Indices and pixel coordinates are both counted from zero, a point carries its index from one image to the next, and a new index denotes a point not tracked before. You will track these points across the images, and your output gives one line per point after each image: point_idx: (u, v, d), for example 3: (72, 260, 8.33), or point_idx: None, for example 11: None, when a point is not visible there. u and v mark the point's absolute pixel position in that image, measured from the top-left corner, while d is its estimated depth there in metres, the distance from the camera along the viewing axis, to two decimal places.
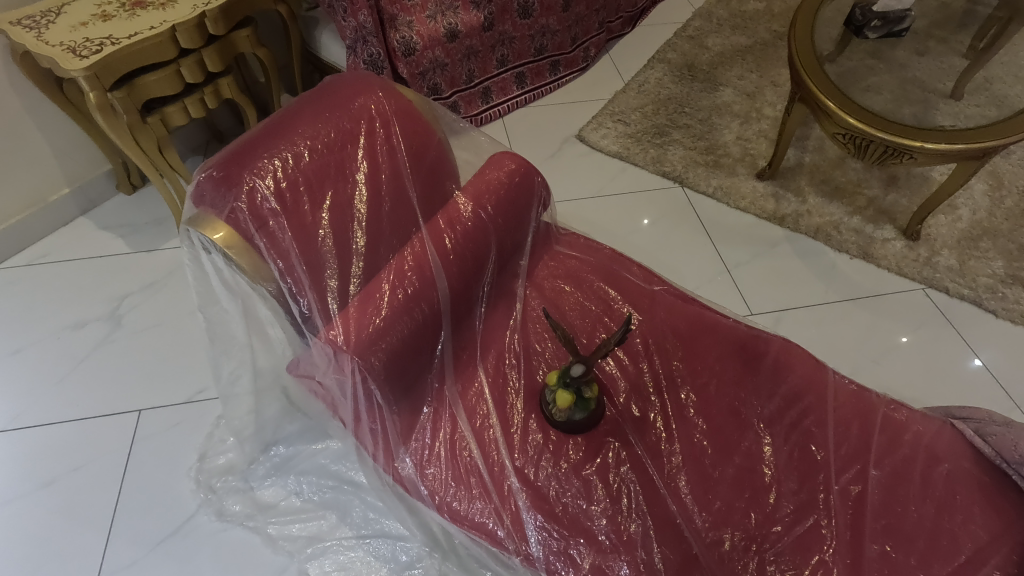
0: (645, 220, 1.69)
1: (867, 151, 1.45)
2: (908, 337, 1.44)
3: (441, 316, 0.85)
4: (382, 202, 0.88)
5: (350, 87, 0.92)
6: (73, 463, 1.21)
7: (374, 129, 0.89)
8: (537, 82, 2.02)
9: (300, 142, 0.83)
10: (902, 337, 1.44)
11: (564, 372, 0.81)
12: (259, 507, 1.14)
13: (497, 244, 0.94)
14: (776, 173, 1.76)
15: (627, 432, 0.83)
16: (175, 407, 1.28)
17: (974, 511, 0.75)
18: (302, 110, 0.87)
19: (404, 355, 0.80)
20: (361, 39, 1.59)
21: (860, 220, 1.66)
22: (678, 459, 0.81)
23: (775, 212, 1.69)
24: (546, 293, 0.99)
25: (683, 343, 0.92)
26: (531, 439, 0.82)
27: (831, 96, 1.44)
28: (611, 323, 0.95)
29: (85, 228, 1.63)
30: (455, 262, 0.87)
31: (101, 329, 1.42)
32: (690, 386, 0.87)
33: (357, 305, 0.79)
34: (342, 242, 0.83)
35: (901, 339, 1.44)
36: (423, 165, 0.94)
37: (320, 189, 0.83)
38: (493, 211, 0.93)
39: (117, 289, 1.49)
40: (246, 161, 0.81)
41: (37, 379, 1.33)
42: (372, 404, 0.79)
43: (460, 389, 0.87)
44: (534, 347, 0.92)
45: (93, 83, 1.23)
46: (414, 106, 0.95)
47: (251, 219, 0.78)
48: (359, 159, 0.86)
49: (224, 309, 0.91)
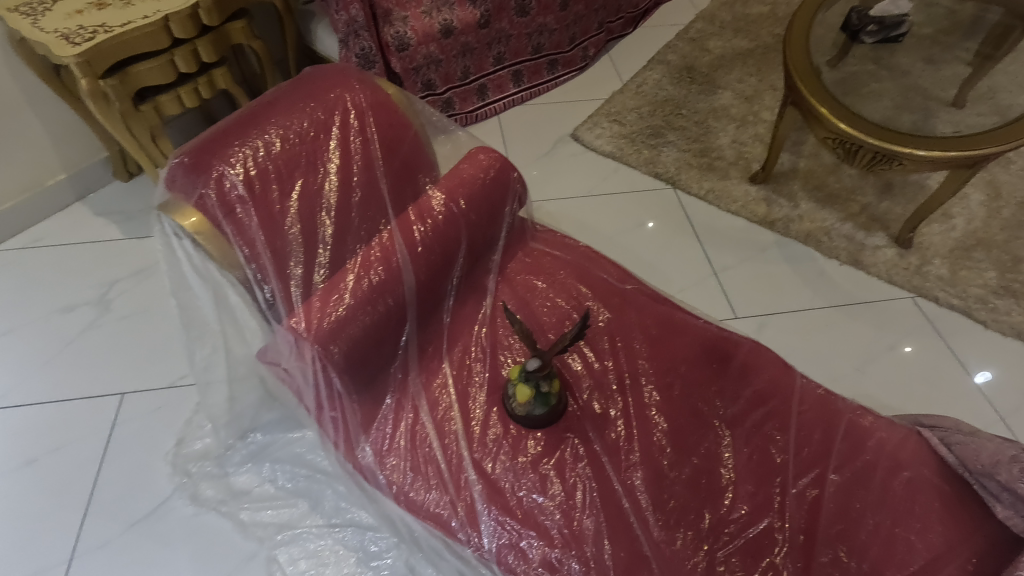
0: (648, 222, 1.68)
1: (857, 156, 1.43)
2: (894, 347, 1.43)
3: (407, 308, 0.86)
4: (353, 193, 0.88)
5: (327, 78, 0.93)
6: (53, 443, 1.22)
7: (348, 120, 0.89)
8: (534, 80, 2.02)
9: (272, 131, 0.84)
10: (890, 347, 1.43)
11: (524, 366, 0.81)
12: (233, 493, 1.16)
13: (469, 239, 0.94)
14: (769, 177, 1.75)
15: (588, 429, 0.83)
16: (157, 392, 1.30)
17: (932, 519, 0.74)
18: (278, 100, 0.88)
19: (366, 345, 0.81)
20: (353, 33, 1.60)
21: (852, 226, 1.65)
22: (637, 457, 0.81)
23: (766, 217, 1.68)
24: (518, 289, 0.99)
25: (650, 343, 0.92)
26: (491, 432, 0.82)
27: (822, 100, 1.43)
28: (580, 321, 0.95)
29: (81, 213, 1.65)
30: (424, 255, 0.88)
31: (90, 314, 1.44)
32: (654, 385, 0.87)
33: (321, 294, 0.80)
34: (310, 231, 0.84)
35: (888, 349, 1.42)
36: (398, 158, 0.94)
37: (290, 178, 0.83)
38: (465, 205, 0.93)
39: (108, 274, 1.51)
40: (218, 148, 0.82)
41: (24, 360, 1.35)
42: (333, 392, 0.80)
43: (424, 380, 0.87)
44: (502, 342, 0.93)
45: (85, 70, 1.25)
46: (391, 99, 0.96)
47: (219, 206, 0.79)
48: (331, 150, 0.87)
49: (196, 295, 0.92)
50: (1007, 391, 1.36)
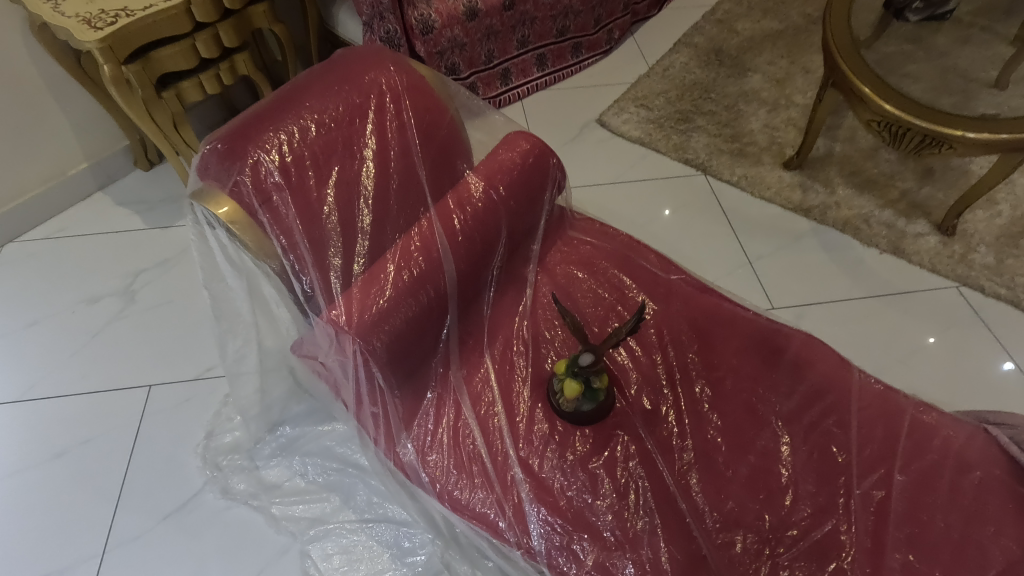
0: (665, 210, 1.64)
1: (903, 141, 1.37)
2: (933, 338, 1.38)
3: (447, 299, 0.83)
4: (390, 180, 0.85)
5: (361, 61, 0.89)
6: (83, 435, 1.21)
7: (384, 104, 0.86)
8: (558, 64, 1.97)
9: (307, 114, 0.81)
10: (929, 336, 1.38)
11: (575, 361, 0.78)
12: (263, 486, 1.14)
13: (508, 227, 0.91)
14: (804, 162, 1.69)
15: (637, 425, 0.80)
16: (184, 384, 1.28)
17: (1007, 523, 0.70)
18: (312, 83, 0.85)
19: (407, 338, 0.78)
20: (377, 15, 1.54)
21: (892, 214, 1.59)
22: (690, 454, 0.77)
23: (801, 203, 1.62)
24: (558, 279, 0.95)
25: (699, 335, 0.88)
26: (537, 429, 0.80)
27: (867, 81, 1.37)
28: (624, 312, 0.92)
29: (103, 203, 1.63)
30: (464, 244, 0.85)
31: (116, 304, 1.42)
32: (704, 379, 0.84)
33: (361, 285, 0.77)
34: (348, 219, 0.81)
35: (928, 338, 1.38)
36: (434, 143, 0.91)
37: (326, 164, 0.80)
38: (505, 192, 0.90)
39: (132, 264, 1.50)
40: (252, 133, 0.79)
41: (51, 352, 1.33)
42: (374, 387, 0.77)
43: (465, 375, 0.84)
44: (544, 335, 0.89)
45: (107, 56, 1.22)
46: (426, 82, 0.92)
47: (255, 193, 0.76)
48: (367, 135, 0.84)
49: (229, 287, 0.89)
50: None
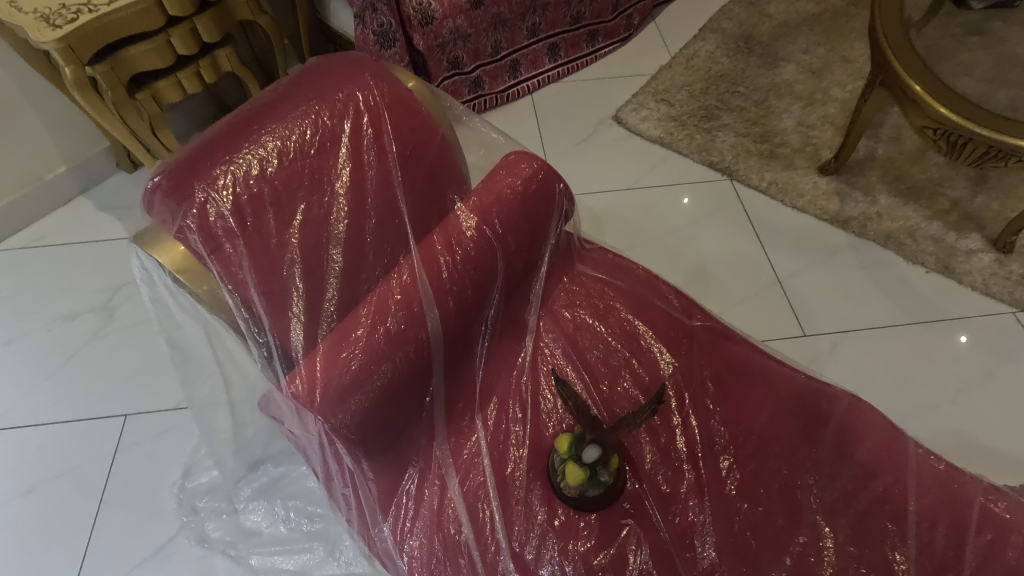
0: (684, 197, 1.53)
1: (962, 151, 1.20)
2: (964, 335, 1.28)
3: (432, 360, 0.71)
4: (367, 218, 0.72)
5: (335, 74, 0.77)
6: (54, 470, 1.13)
7: (360, 127, 0.74)
8: (571, 54, 1.81)
9: (268, 141, 0.69)
10: (959, 333, 1.28)
11: (578, 443, 0.67)
12: (242, 534, 1.05)
13: (506, 267, 0.78)
14: (842, 167, 1.53)
15: (652, 512, 0.68)
16: (162, 414, 1.19)
17: None
18: (276, 103, 0.73)
19: (384, 411, 0.66)
20: (370, 7, 1.41)
21: (941, 226, 1.43)
22: (712, 551, 0.66)
23: (839, 214, 1.46)
24: (563, 326, 0.83)
25: (727, 400, 0.75)
26: (534, 515, 0.69)
27: (922, 80, 1.20)
28: (640, 368, 0.79)
29: (84, 209, 1.53)
30: (453, 292, 0.72)
31: (94, 321, 1.33)
32: (732, 455, 0.71)
33: (328, 349, 0.65)
34: (314, 269, 0.68)
35: (958, 335, 1.28)
36: (420, 170, 0.78)
37: (289, 203, 0.68)
38: (502, 228, 0.77)
39: (111, 277, 1.40)
40: (203, 166, 0.67)
41: (23, 376, 1.24)
42: (344, 466, 0.66)
43: (452, 446, 0.73)
44: (545, 396, 0.77)
45: (68, 57, 1.11)
46: (411, 96, 0.79)
47: (203, 240, 0.65)
48: (339, 163, 0.72)
49: (187, 335, 0.78)
50: None
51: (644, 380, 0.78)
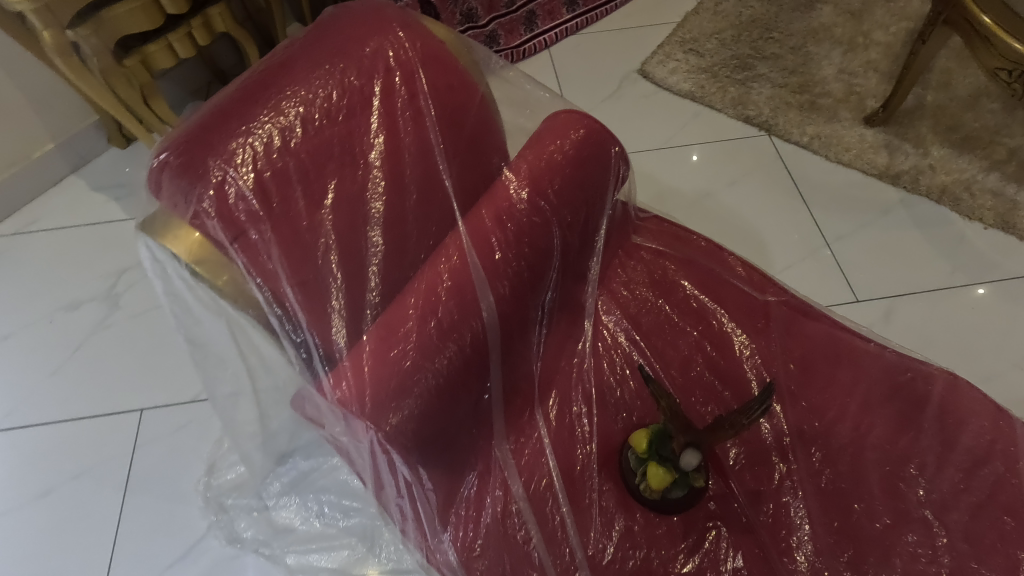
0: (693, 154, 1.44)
1: None
2: (981, 288, 1.22)
3: (489, 351, 0.62)
4: (407, 193, 0.63)
5: (357, 25, 0.66)
6: (70, 471, 1.07)
7: (392, 87, 0.64)
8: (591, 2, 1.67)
9: (288, 108, 0.59)
10: (979, 286, 1.22)
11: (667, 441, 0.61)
12: (275, 532, 0.99)
13: (562, 243, 0.69)
14: (890, 117, 1.42)
15: (741, 511, 0.63)
16: (179, 408, 1.12)
17: None
18: (293, 62, 0.63)
19: (439, 414, 0.59)
20: None
21: (999, 178, 1.33)
22: (812, 555, 0.60)
23: (888, 168, 1.37)
24: (625, 306, 0.75)
25: (812, 383, 0.68)
26: (609, 520, 0.62)
27: (993, 15, 1.09)
28: (713, 351, 0.72)
29: (77, 189, 1.43)
30: (507, 275, 0.64)
31: (98, 311, 1.24)
32: (823, 447, 0.65)
33: (375, 344, 0.57)
34: (352, 253, 0.59)
35: (979, 288, 1.22)
36: (461, 135, 0.68)
37: (319, 179, 0.59)
38: (556, 198, 0.68)
39: (113, 262, 1.31)
40: (214, 138, 0.58)
41: (28, 372, 1.17)
42: (399, 477, 0.58)
43: (513, 445, 0.66)
44: (611, 387, 0.70)
45: (46, 20, 0.99)
46: (446, 50, 0.69)
47: (223, 226, 0.56)
48: (372, 131, 0.62)
49: (207, 332, 0.70)
50: None
51: (718, 363, 0.71)
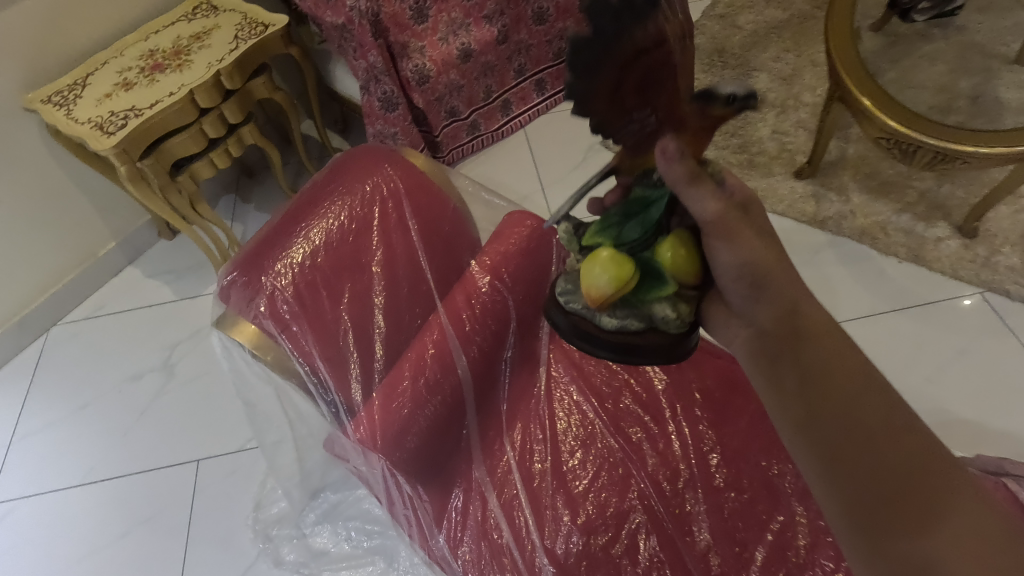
0: None
1: (914, 157, 1.34)
2: (893, 310, 1.44)
3: (465, 398, 0.86)
4: (400, 287, 0.88)
5: (359, 165, 0.92)
6: (143, 513, 1.30)
7: (386, 211, 0.89)
8: (557, 86, 1.94)
9: (315, 236, 0.84)
10: (891, 308, 1.45)
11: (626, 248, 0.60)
12: (312, 554, 1.21)
13: (517, 313, 0.93)
14: (816, 171, 1.66)
15: (659, 509, 0.83)
16: (228, 456, 1.36)
17: None
18: (315, 198, 0.88)
19: (431, 445, 0.82)
20: (373, 78, 1.52)
21: (910, 218, 1.56)
22: (710, 537, 0.80)
23: (816, 215, 1.60)
24: (570, 355, 0.98)
25: (713, 406, 0.91)
26: (557, 515, 0.84)
27: (868, 95, 1.34)
28: (637, 386, 0.95)
29: (133, 277, 1.70)
30: (476, 341, 0.88)
31: (158, 380, 1.49)
32: (719, 453, 0.87)
33: (381, 398, 0.80)
34: (363, 333, 0.84)
35: (891, 310, 1.45)
36: (439, 239, 0.94)
37: (338, 283, 0.84)
38: (510, 280, 0.92)
39: (167, 337, 1.56)
40: (268, 261, 0.83)
41: (105, 433, 1.42)
42: (404, 492, 0.81)
43: (487, 467, 0.89)
44: (558, 419, 0.92)
45: (123, 158, 1.28)
46: (425, 175, 0.95)
47: (273, 321, 0.78)
48: (374, 246, 0.87)
49: (259, 396, 0.94)
50: None
51: (641, 396, 0.94)
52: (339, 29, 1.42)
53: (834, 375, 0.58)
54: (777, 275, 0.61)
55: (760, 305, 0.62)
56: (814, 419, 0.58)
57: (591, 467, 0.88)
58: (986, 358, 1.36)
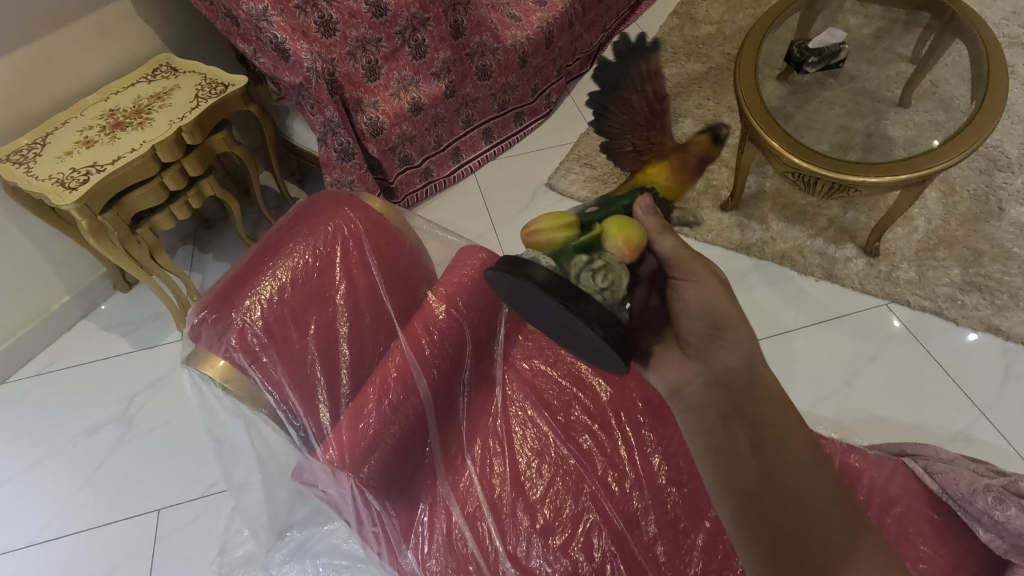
0: None
1: (816, 187, 1.53)
2: (813, 324, 1.61)
3: (426, 418, 0.93)
4: (363, 318, 0.96)
5: (322, 208, 0.99)
6: (103, 567, 1.30)
7: (347, 248, 0.96)
8: (502, 134, 2.09)
9: (282, 273, 0.89)
10: (810, 322, 1.61)
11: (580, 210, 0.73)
12: None
13: (472, 338, 1.02)
14: (739, 204, 1.84)
15: (610, 510, 0.93)
16: (189, 503, 1.37)
17: (921, 542, 0.90)
18: (280, 239, 0.94)
19: (395, 463, 0.88)
20: (330, 131, 1.62)
21: (823, 241, 1.75)
22: (654, 530, 0.91)
23: (741, 242, 1.77)
24: (523, 375, 1.08)
25: (653, 411, 1.02)
26: (519, 522, 0.92)
27: (776, 136, 1.52)
28: (586, 400, 1.04)
29: (88, 330, 1.69)
30: (436, 364, 0.95)
31: (114, 432, 1.48)
32: (660, 453, 0.98)
33: (348, 420, 0.84)
34: (330, 362, 0.91)
35: (811, 323, 1.61)
36: (397, 274, 1.02)
37: (304, 316, 0.90)
38: (465, 307, 1.00)
39: (124, 389, 1.56)
40: (236, 297, 0.87)
41: (59, 489, 1.40)
42: (371, 509, 0.86)
43: (450, 483, 0.96)
44: (515, 432, 1.01)
45: (84, 212, 1.32)
46: (383, 215, 1.03)
47: (243, 352, 0.83)
48: (337, 281, 0.94)
49: (228, 429, 0.94)
50: (985, 386, 1.47)
51: (589, 407, 1.03)
52: (296, 88, 1.52)
53: (806, 511, 0.65)
54: (733, 321, 0.77)
55: (722, 348, 0.77)
56: (775, 548, 0.64)
57: (546, 475, 0.97)
58: (896, 362, 1.52)
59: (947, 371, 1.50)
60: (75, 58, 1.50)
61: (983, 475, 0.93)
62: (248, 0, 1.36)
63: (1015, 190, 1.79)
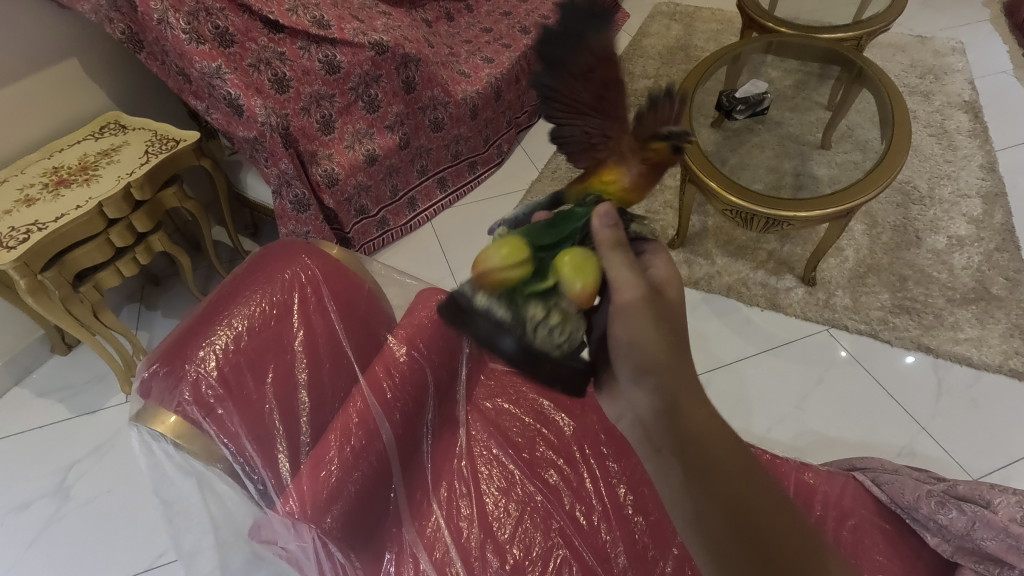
0: None
1: (753, 222, 1.64)
2: (762, 351, 1.68)
3: (389, 463, 0.92)
4: (323, 363, 0.95)
5: (278, 257, 0.99)
6: None
7: (305, 295, 0.96)
8: (457, 182, 2.15)
9: (237, 324, 0.88)
10: (758, 349, 1.69)
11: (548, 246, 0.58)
12: None
13: (434, 379, 1.02)
14: (684, 241, 1.93)
15: (579, 545, 0.92)
16: None
17: (876, 552, 0.94)
18: (234, 289, 0.93)
19: (359, 510, 0.86)
20: (285, 182, 1.64)
21: (764, 273, 1.85)
22: (624, 561, 0.92)
23: (690, 277, 1.85)
24: (486, 414, 1.08)
25: (614, 442, 1.04)
26: (489, 564, 0.91)
27: (713, 177, 1.63)
28: (550, 435, 1.05)
29: (21, 397, 1.58)
30: (398, 408, 0.94)
31: (49, 506, 1.38)
32: (626, 484, 0.99)
33: (308, 470, 0.81)
34: (289, 411, 0.90)
35: (759, 350, 1.69)
36: (356, 318, 1.03)
37: (262, 365, 0.88)
38: (426, 349, 1.00)
39: (62, 458, 1.46)
40: (188, 349, 0.85)
41: None
42: (335, 562, 0.84)
43: (417, 529, 0.94)
44: (481, 472, 1.01)
45: (22, 271, 1.27)
46: (340, 262, 1.03)
47: (196, 406, 0.80)
48: (294, 328, 0.93)
49: (179, 491, 0.89)
50: (922, 402, 1.56)
51: (553, 442, 1.04)
52: (250, 142, 1.54)
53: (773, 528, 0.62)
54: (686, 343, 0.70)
55: None
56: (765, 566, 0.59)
57: (514, 514, 0.96)
58: (840, 382, 1.61)
59: (886, 388, 1.59)
60: (16, 118, 1.47)
61: (925, 483, 0.98)
62: (200, 59, 1.39)
63: (928, 220, 1.96)
